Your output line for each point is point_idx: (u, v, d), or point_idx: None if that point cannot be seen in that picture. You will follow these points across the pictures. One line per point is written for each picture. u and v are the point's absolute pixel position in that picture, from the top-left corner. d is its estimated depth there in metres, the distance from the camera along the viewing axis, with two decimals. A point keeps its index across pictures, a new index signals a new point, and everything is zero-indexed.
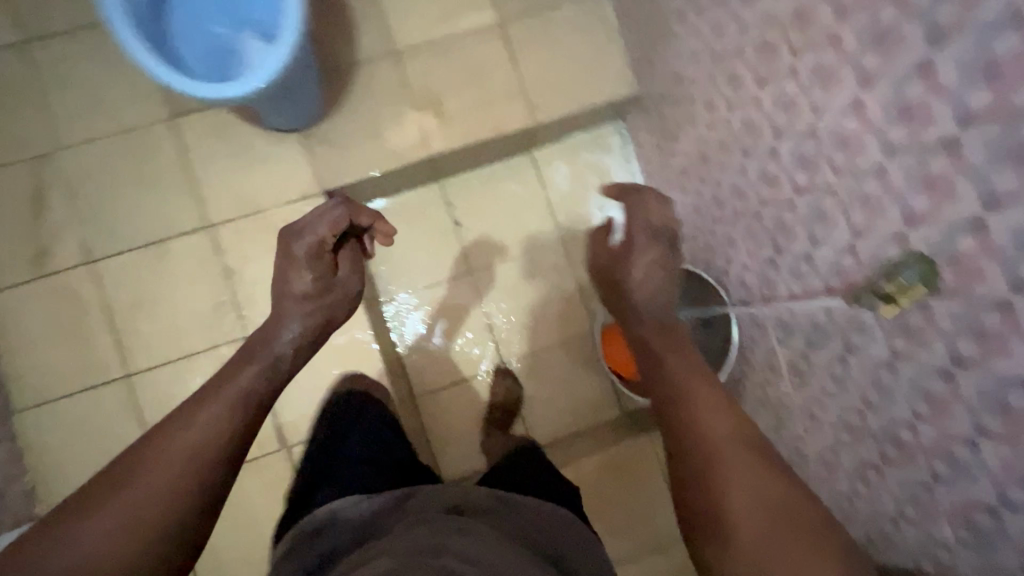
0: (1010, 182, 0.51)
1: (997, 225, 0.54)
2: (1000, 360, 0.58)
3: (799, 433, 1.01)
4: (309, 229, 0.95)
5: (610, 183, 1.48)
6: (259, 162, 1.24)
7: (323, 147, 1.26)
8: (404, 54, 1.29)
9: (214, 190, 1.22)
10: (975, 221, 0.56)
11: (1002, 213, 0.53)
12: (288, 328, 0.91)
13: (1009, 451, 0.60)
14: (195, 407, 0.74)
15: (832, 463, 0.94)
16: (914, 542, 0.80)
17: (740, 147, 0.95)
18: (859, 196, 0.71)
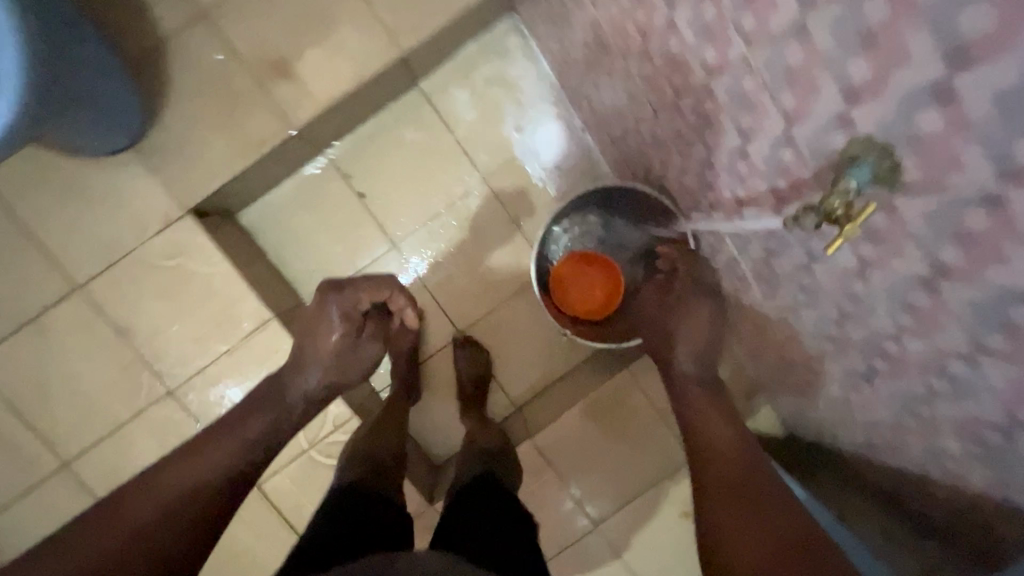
0: (982, 21, 0.33)
1: (971, 89, 0.36)
2: (993, 268, 0.42)
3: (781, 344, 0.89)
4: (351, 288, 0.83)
5: (522, 95, 1.25)
6: (103, 197, 1.05)
7: (168, 157, 1.05)
8: (219, 10, 1.02)
9: (66, 245, 1.05)
10: (940, 85, 0.38)
11: (975, 70, 0.35)
12: (308, 376, 0.81)
13: (1016, 372, 0.46)
14: (208, 443, 0.70)
15: (821, 373, 0.82)
16: (921, 451, 0.70)
17: (637, 26, 0.73)
18: (784, 70, 0.52)
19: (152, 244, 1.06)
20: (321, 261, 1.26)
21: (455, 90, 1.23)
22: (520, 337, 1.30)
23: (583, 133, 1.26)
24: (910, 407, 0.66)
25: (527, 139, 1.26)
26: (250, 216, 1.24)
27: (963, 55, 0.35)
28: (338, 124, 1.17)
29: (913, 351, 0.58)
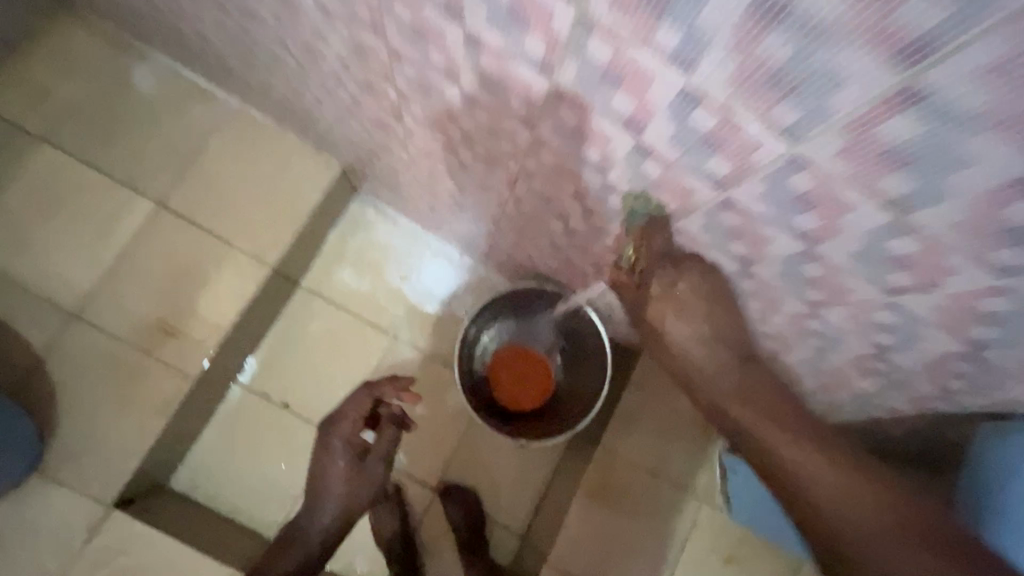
0: (851, 62, 0.30)
1: (944, 84, 0.28)
2: (944, 278, 0.41)
3: None
4: (343, 417, 0.83)
5: (399, 255, 1.31)
6: (15, 533, 0.96)
7: (75, 465, 1.00)
8: (85, 308, 1.05)
9: None
10: (897, 94, 0.30)
11: (901, 114, 0.31)
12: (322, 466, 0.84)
13: (957, 341, 0.48)
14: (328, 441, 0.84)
15: None
16: (908, 428, 0.72)
17: (497, 180, 0.75)
18: (650, 183, 0.52)
19: (77, 561, 0.96)
20: (271, 486, 1.20)
21: (341, 268, 1.29)
22: (504, 462, 1.25)
23: (460, 258, 1.31)
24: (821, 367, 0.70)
25: (413, 288, 1.31)
26: (181, 478, 1.18)
27: (682, 63, 0.36)
28: (227, 360, 1.16)
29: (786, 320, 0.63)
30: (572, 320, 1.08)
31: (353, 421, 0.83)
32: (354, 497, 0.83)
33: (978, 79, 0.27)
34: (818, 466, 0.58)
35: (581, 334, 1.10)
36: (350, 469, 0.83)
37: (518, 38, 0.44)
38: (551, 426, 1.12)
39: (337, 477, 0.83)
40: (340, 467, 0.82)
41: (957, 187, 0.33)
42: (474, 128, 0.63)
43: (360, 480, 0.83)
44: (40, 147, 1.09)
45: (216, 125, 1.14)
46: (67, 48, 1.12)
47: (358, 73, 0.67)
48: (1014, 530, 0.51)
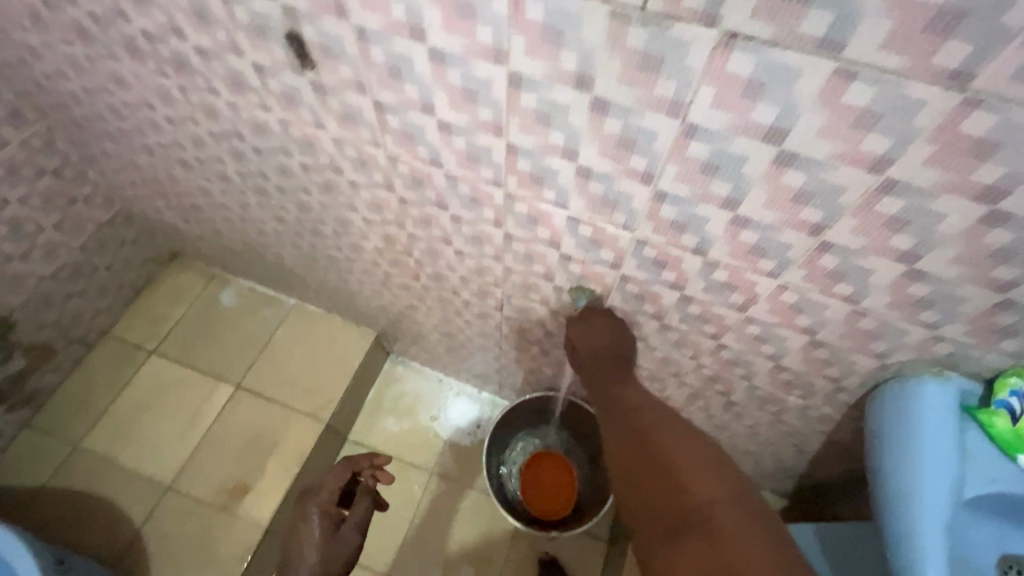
0: (629, 184, 0.60)
1: (671, 185, 0.57)
2: (757, 290, 0.67)
3: (726, 434, 1.09)
4: (320, 485, 1.00)
5: (429, 400, 1.55)
6: None
7: None
8: (177, 481, 1.28)
9: None
10: (656, 193, 0.59)
11: (666, 202, 0.60)
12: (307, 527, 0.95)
13: (804, 334, 0.70)
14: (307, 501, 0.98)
15: (755, 428, 1.02)
16: (851, 433, 0.88)
17: (489, 308, 1.05)
18: (578, 278, 0.81)
19: None
20: None
21: (382, 419, 1.52)
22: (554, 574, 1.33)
23: (480, 393, 1.55)
24: (762, 397, 0.90)
25: (444, 425, 1.52)
26: None
27: (560, 203, 0.67)
28: None
29: (713, 360, 0.86)
30: (573, 413, 1.26)
31: (330, 492, 0.99)
32: (330, 565, 0.91)
33: (679, 180, 0.56)
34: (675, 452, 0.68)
35: (588, 431, 1.27)
36: (327, 532, 0.94)
37: (478, 212, 0.77)
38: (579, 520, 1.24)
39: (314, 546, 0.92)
40: (318, 531, 0.94)
41: (714, 233, 0.61)
42: (468, 273, 0.95)
43: (337, 544, 0.93)
44: (152, 358, 1.43)
45: (282, 320, 1.50)
46: (177, 285, 1.54)
47: (389, 254, 1.01)
48: (923, 452, 0.63)
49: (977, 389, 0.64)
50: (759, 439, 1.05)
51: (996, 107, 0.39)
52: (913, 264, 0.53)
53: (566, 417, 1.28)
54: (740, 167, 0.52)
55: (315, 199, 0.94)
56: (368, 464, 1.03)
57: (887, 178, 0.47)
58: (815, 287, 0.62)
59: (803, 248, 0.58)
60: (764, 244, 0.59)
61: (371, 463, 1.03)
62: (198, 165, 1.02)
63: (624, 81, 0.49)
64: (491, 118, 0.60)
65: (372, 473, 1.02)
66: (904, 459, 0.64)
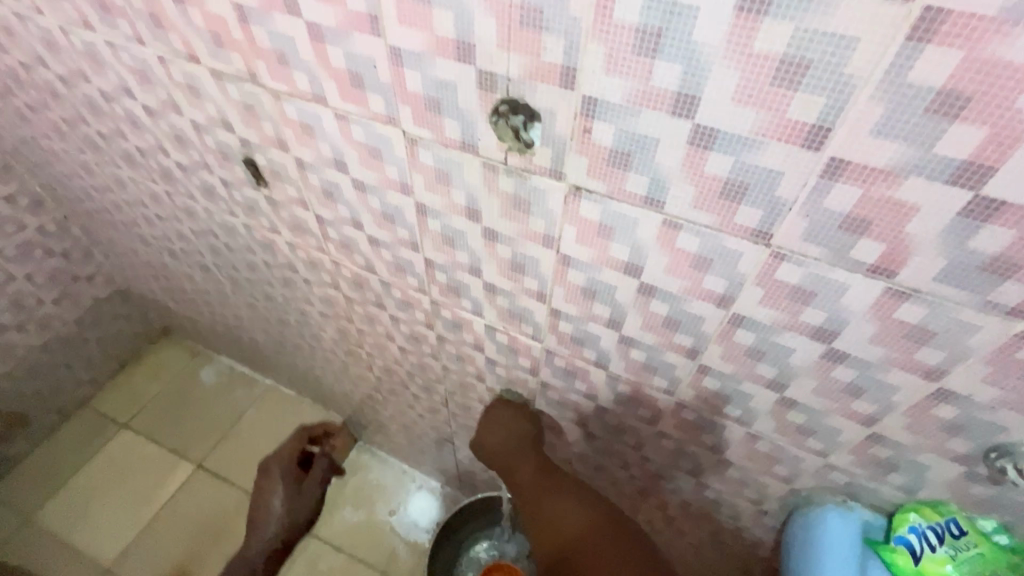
0: (527, 301, 0.65)
1: (562, 304, 0.62)
2: (660, 405, 0.68)
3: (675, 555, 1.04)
4: None
5: (390, 491, 1.52)
6: None
7: None
8: (117, 565, 1.26)
9: None
10: (552, 311, 0.64)
11: (562, 319, 0.64)
12: None
13: (713, 453, 0.71)
14: None
15: (700, 549, 0.97)
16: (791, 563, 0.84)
17: (437, 404, 1.07)
18: (505, 381, 0.84)
19: None
20: None
21: (341, 510, 1.49)
22: None
23: (441, 488, 1.52)
24: (696, 515, 0.87)
25: (402, 521, 1.47)
26: None
27: (477, 312, 0.73)
28: None
29: (642, 472, 0.85)
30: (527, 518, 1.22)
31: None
32: None
33: (567, 301, 0.61)
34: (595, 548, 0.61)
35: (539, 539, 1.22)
36: None
37: (411, 313, 0.82)
38: None
39: None
40: None
41: (608, 349, 0.65)
42: (412, 368, 0.98)
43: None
44: (121, 433, 1.47)
45: (254, 401, 1.53)
46: (161, 361, 1.61)
47: (344, 345, 1.06)
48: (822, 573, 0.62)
49: (881, 522, 0.62)
50: (708, 563, 1.00)
51: (798, 260, 0.43)
52: (783, 393, 0.56)
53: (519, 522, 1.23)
54: (613, 294, 0.57)
55: (278, 291, 1.01)
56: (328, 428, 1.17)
57: (734, 313, 0.51)
58: (707, 407, 0.64)
59: (686, 369, 0.60)
60: (653, 362, 0.62)
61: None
62: (183, 255, 1.12)
63: (504, 216, 0.55)
64: (408, 236, 0.67)
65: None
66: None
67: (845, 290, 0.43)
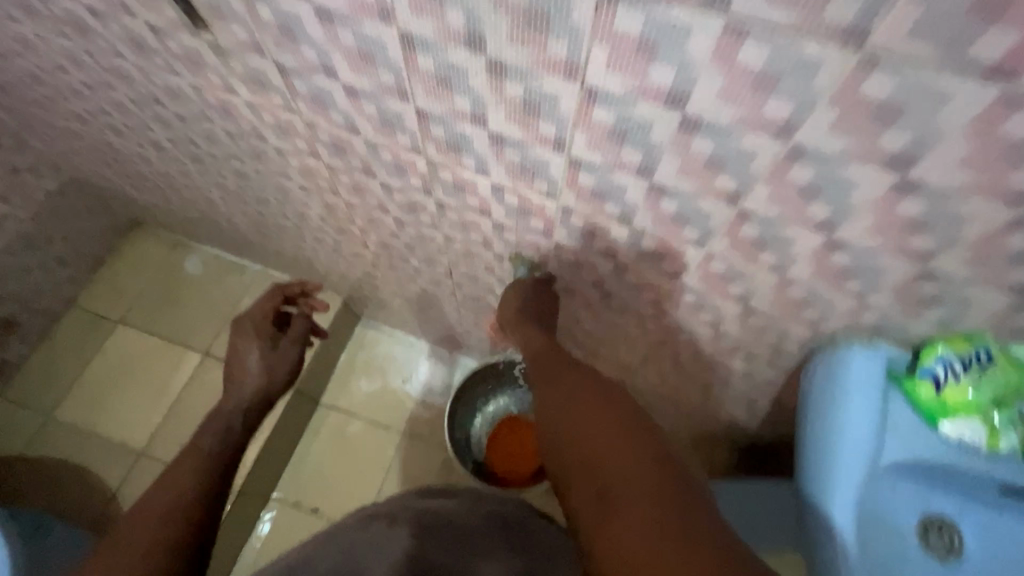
0: (542, 151, 0.56)
1: (583, 152, 0.54)
2: (687, 258, 0.64)
3: (682, 398, 1.10)
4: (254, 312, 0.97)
5: (399, 361, 1.56)
6: None
7: None
8: (149, 447, 1.31)
9: None
10: (571, 161, 0.56)
11: (583, 169, 0.56)
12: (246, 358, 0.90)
13: (738, 302, 0.68)
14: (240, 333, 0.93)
15: (708, 391, 1.02)
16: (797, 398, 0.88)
17: (441, 277, 1.03)
18: (515, 246, 0.78)
19: None
20: None
21: (355, 381, 1.54)
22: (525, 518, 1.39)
23: (450, 355, 1.56)
24: (709, 362, 0.89)
25: (416, 387, 1.53)
26: None
27: (483, 172, 0.64)
28: (266, 472, 1.38)
29: (658, 326, 0.84)
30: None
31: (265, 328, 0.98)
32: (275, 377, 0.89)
33: (590, 147, 0.53)
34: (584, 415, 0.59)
35: None
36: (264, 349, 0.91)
37: (406, 179, 0.73)
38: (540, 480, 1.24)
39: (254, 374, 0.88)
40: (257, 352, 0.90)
41: (635, 200, 0.58)
42: (411, 241, 0.92)
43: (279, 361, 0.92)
44: (118, 329, 1.44)
45: (247, 287, 1.48)
46: (140, 254, 1.52)
47: (333, 222, 0.98)
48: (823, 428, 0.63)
49: (906, 357, 0.62)
50: (713, 403, 1.05)
51: (892, 67, 0.35)
52: (832, 234, 0.51)
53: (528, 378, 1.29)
54: (647, 133, 0.48)
55: (249, 166, 0.90)
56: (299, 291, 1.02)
57: (794, 145, 0.43)
58: (740, 256, 0.60)
59: (723, 217, 0.55)
60: (684, 211, 0.56)
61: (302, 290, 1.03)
62: (129, 132, 0.97)
63: (515, 40, 0.44)
64: (394, 82, 0.56)
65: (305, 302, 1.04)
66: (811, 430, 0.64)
67: (942, 103, 0.36)
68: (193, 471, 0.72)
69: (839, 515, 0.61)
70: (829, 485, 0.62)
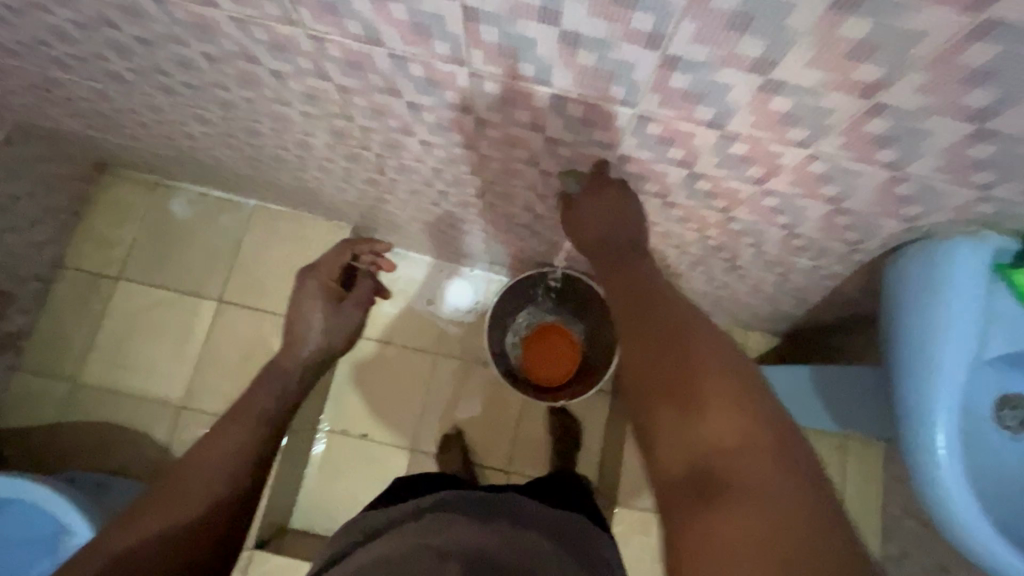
0: (629, 50, 0.45)
1: (685, 48, 0.43)
2: (782, 161, 0.56)
3: (726, 294, 1.08)
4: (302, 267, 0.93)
5: (420, 283, 1.51)
6: None
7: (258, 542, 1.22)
8: (187, 398, 1.29)
9: None
10: (665, 59, 0.45)
11: (677, 70, 0.46)
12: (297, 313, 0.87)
13: (827, 203, 0.62)
14: None
15: (759, 287, 0.99)
16: (856, 288, 0.86)
17: (471, 198, 0.94)
18: (568, 161, 0.69)
19: None
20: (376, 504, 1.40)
21: (379, 308, 1.50)
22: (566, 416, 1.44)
23: (472, 271, 1.51)
24: (769, 261, 0.85)
25: (441, 307, 1.51)
26: (298, 519, 1.38)
27: (542, 81, 0.53)
28: (310, 406, 1.38)
29: (720, 232, 0.79)
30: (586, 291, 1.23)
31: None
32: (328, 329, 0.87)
33: (697, 41, 0.42)
34: (674, 371, 0.49)
35: (584, 299, 1.25)
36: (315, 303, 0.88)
37: (439, 96, 0.61)
38: (583, 383, 1.26)
39: (306, 330, 0.85)
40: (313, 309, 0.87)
41: (737, 102, 0.49)
42: (439, 163, 0.82)
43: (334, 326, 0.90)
44: (119, 285, 1.35)
45: (246, 224, 1.37)
46: (118, 202, 1.39)
47: (343, 150, 0.86)
48: (912, 335, 0.62)
49: (1013, 247, 0.60)
50: (761, 296, 1.04)
51: None
52: (984, 123, 0.44)
53: (560, 288, 1.26)
54: (783, 17, 0.38)
55: (236, 94, 0.76)
56: (370, 251, 0.97)
57: (989, 18, 0.34)
58: (852, 154, 0.52)
59: (848, 113, 0.46)
60: (798, 111, 0.48)
61: (372, 249, 0.97)
62: (77, 64, 0.80)
63: None
64: None
65: (373, 259, 0.98)
66: (913, 332, 0.62)
67: None
68: (246, 426, 0.68)
69: (941, 399, 0.60)
70: (933, 372, 0.60)
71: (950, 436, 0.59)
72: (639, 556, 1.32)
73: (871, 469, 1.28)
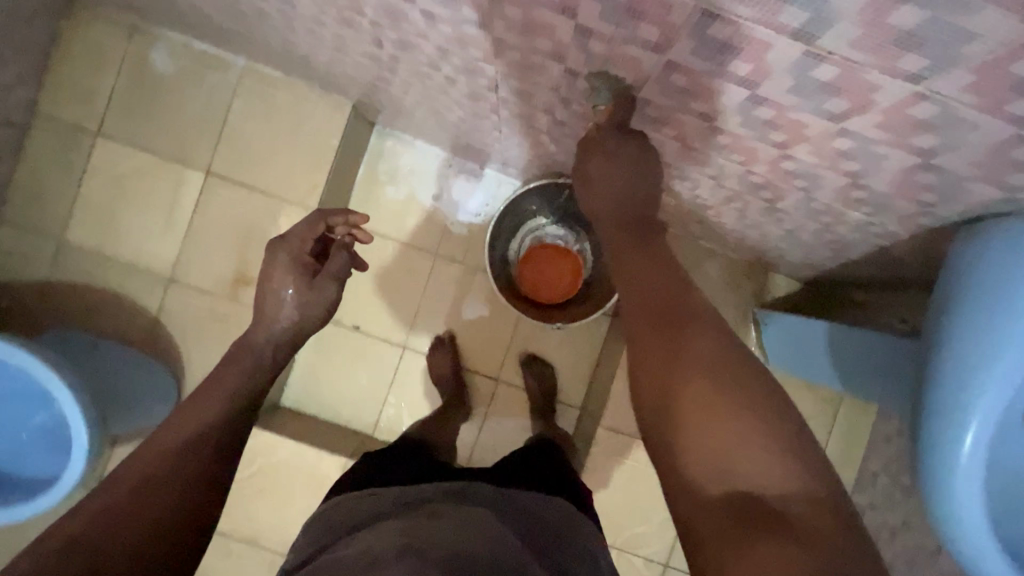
0: None
1: None
2: (876, 98, 0.43)
3: (755, 233, 0.97)
4: None
5: (423, 176, 1.40)
6: None
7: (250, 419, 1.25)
8: (175, 272, 1.25)
9: None
10: None
11: None
12: None
13: (912, 154, 0.50)
14: None
15: (795, 233, 0.88)
16: (909, 250, 0.75)
17: (482, 90, 0.80)
18: (600, 61, 0.55)
19: None
20: (364, 394, 1.43)
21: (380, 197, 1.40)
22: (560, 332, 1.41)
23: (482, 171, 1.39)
24: (816, 209, 0.73)
25: (444, 205, 1.40)
26: (289, 397, 1.42)
27: None
28: None
29: (769, 169, 0.66)
30: None
31: None
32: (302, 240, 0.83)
33: None
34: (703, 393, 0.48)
35: None
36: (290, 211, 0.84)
37: None
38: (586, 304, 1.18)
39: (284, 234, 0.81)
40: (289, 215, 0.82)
41: (844, 9, 0.35)
42: (445, 43, 0.67)
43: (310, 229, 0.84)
44: (100, 142, 1.24)
45: (235, 88, 1.23)
46: (93, 46, 1.23)
47: (333, 11, 0.71)
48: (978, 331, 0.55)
49: None
50: (794, 241, 0.93)
51: None
52: None
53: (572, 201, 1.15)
54: None
55: None
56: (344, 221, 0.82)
57: None
58: (976, 98, 0.39)
59: (993, 45, 0.34)
60: (926, 31, 0.34)
61: (348, 219, 0.82)
62: None
63: None
64: None
65: (347, 231, 0.83)
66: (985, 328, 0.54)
67: None
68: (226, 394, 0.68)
69: (985, 399, 0.54)
70: (984, 365, 0.54)
71: (979, 438, 0.55)
72: (613, 472, 1.36)
73: (860, 425, 1.26)
